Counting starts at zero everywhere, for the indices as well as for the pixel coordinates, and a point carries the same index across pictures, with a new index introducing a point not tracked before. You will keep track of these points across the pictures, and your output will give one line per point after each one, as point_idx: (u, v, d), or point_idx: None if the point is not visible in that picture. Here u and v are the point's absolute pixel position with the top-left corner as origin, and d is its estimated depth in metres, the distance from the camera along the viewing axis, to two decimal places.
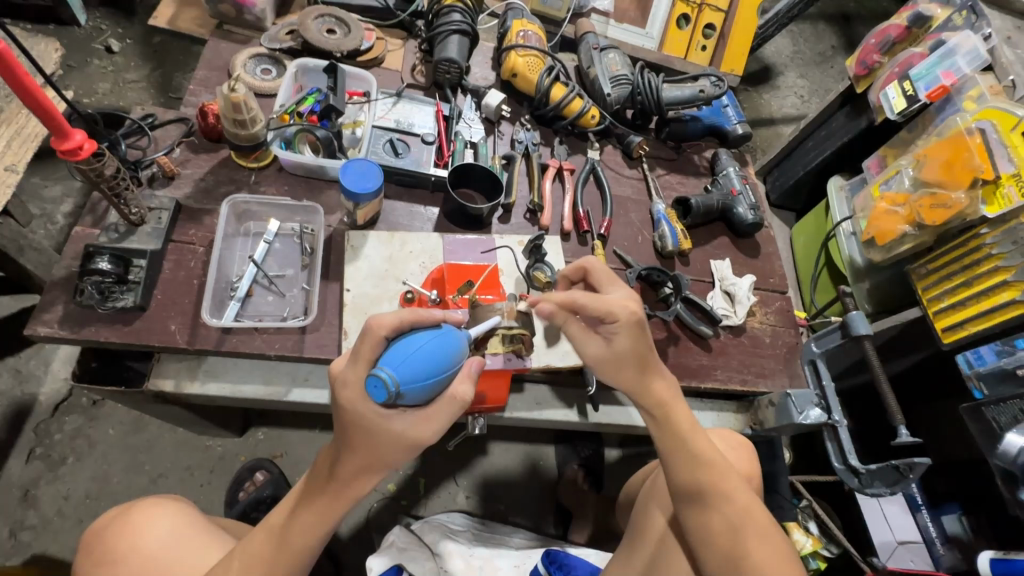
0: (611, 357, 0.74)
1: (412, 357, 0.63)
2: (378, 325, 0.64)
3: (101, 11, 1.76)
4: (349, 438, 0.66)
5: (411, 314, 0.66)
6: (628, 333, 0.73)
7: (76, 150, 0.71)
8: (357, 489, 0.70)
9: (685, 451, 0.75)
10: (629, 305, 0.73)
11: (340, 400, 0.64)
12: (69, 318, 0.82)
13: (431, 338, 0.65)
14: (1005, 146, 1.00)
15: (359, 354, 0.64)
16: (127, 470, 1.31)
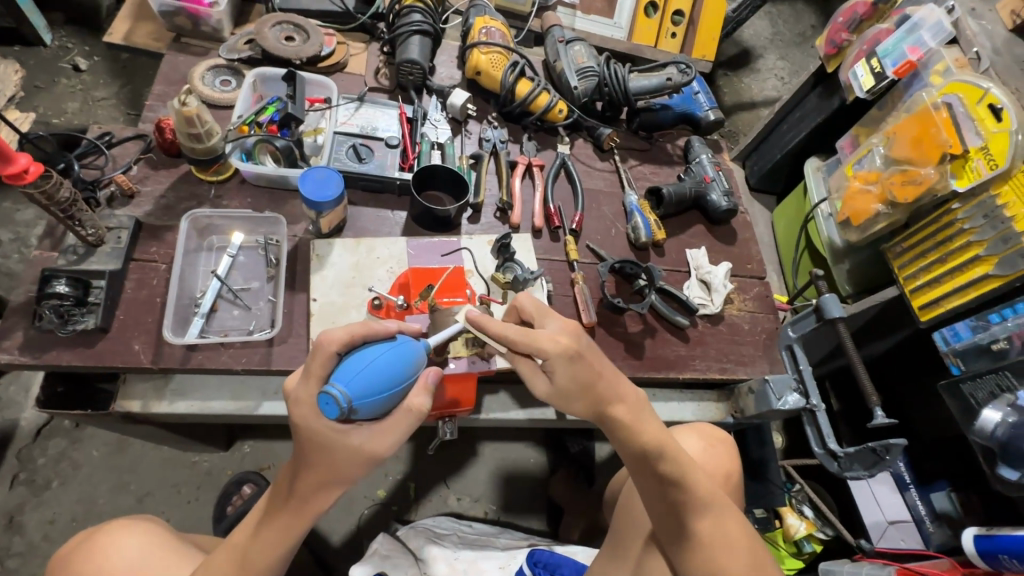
0: (556, 395, 0.69)
1: (365, 369, 0.66)
2: (328, 339, 0.66)
3: (67, 29, 1.74)
4: (308, 454, 0.67)
5: (362, 328, 0.69)
6: (560, 370, 0.67)
7: (20, 174, 0.69)
8: (319, 501, 0.70)
9: (651, 468, 0.71)
10: (558, 339, 0.67)
11: (291, 417, 0.66)
12: (30, 344, 0.81)
13: (384, 350, 0.68)
14: (972, 119, 0.98)
15: (311, 370, 0.66)
16: (113, 490, 1.30)
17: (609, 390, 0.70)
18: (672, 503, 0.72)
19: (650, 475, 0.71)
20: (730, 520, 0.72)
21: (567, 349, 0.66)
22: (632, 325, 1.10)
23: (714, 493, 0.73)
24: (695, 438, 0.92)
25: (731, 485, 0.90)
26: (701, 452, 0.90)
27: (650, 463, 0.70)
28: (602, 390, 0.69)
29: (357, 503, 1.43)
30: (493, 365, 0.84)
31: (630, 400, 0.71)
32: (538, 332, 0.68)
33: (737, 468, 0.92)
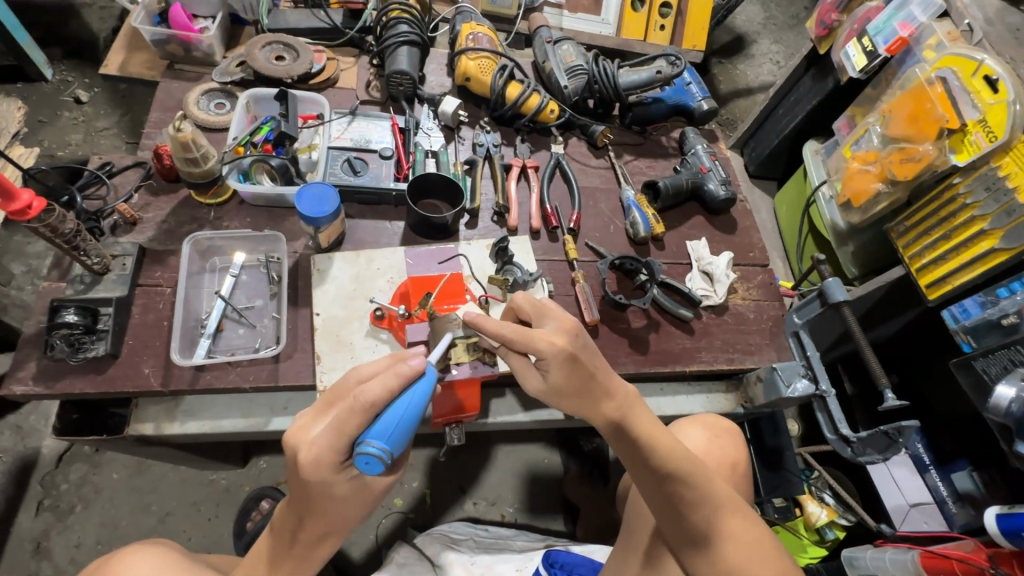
0: (549, 392, 0.71)
1: (408, 422, 0.62)
2: (362, 395, 0.61)
3: (67, 64, 1.78)
4: (314, 505, 0.65)
5: (389, 376, 0.63)
6: (559, 370, 0.68)
7: (24, 210, 0.71)
8: (321, 550, 0.71)
9: (645, 462, 0.68)
10: (554, 341, 0.69)
11: (305, 474, 0.62)
12: (43, 373, 0.83)
13: (424, 397, 0.64)
14: (967, 91, 0.97)
15: (339, 426, 0.62)
16: (135, 512, 1.33)
17: (600, 385, 0.69)
18: (670, 497, 0.68)
19: (643, 468, 0.69)
20: (734, 515, 0.68)
21: (564, 349, 0.67)
22: (635, 321, 1.09)
23: (715, 486, 0.69)
24: (700, 430, 0.90)
25: (738, 475, 0.89)
26: (707, 445, 0.88)
27: (642, 456, 0.68)
28: (594, 386, 0.69)
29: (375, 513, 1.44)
30: (493, 371, 0.83)
31: (620, 397, 0.71)
32: (534, 332, 0.69)
33: (742, 458, 0.90)
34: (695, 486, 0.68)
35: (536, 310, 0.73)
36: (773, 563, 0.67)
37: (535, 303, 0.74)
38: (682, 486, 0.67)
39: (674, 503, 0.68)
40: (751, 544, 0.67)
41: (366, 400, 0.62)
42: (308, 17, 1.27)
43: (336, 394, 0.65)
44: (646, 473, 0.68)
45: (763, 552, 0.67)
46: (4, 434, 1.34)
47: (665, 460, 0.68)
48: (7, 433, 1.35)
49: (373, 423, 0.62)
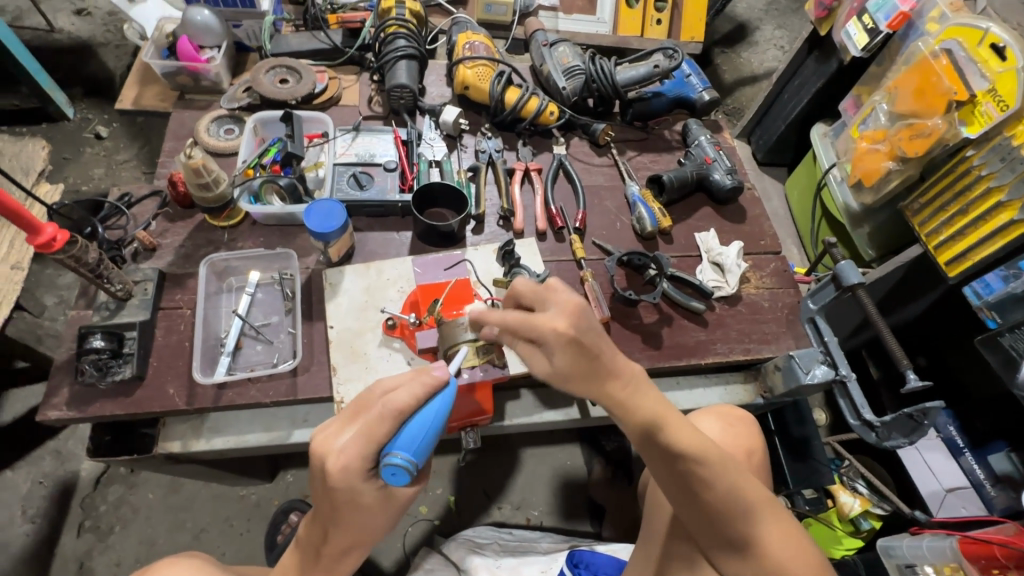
0: (556, 376, 0.70)
1: (432, 436, 0.61)
2: (390, 401, 0.60)
3: (87, 102, 1.86)
4: (338, 518, 0.63)
5: (423, 384, 0.62)
6: (564, 353, 0.68)
7: (49, 242, 0.75)
8: (348, 560, 0.69)
9: (655, 443, 0.68)
10: (557, 324, 0.68)
11: (333, 483, 0.59)
12: (75, 399, 0.86)
13: (446, 410, 0.63)
14: (975, 62, 0.95)
15: (367, 433, 0.60)
16: (171, 530, 1.37)
17: (608, 367, 0.69)
18: (684, 478, 0.67)
19: (658, 454, 0.68)
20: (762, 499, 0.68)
21: (566, 332, 0.67)
22: (647, 316, 1.09)
23: (734, 468, 0.68)
24: (714, 419, 0.89)
25: (754, 463, 0.86)
26: (722, 434, 0.87)
27: (656, 439, 0.68)
28: (602, 365, 0.69)
29: (401, 522, 1.45)
30: (503, 372, 0.85)
31: (627, 377, 0.71)
32: (538, 316, 0.70)
33: (758, 446, 0.88)
34: (710, 469, 0.67)
35: (537, 294, 0.74)
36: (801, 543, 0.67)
37: (536, 288, 0.74)
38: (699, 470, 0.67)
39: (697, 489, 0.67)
40: (777, 525, 0.67)
41: (393, 406, 0.60)
42: (309, 40, 1.31)
43: (361, 406, 0.62)
44: (662, 459, 0.68)
45: (791, 535, 0.67)
46: (45, 459, 1.40)
47: (683, 443, 0.67)
48: (47, 458, 1.40)
49: (398, 433, 0.61)
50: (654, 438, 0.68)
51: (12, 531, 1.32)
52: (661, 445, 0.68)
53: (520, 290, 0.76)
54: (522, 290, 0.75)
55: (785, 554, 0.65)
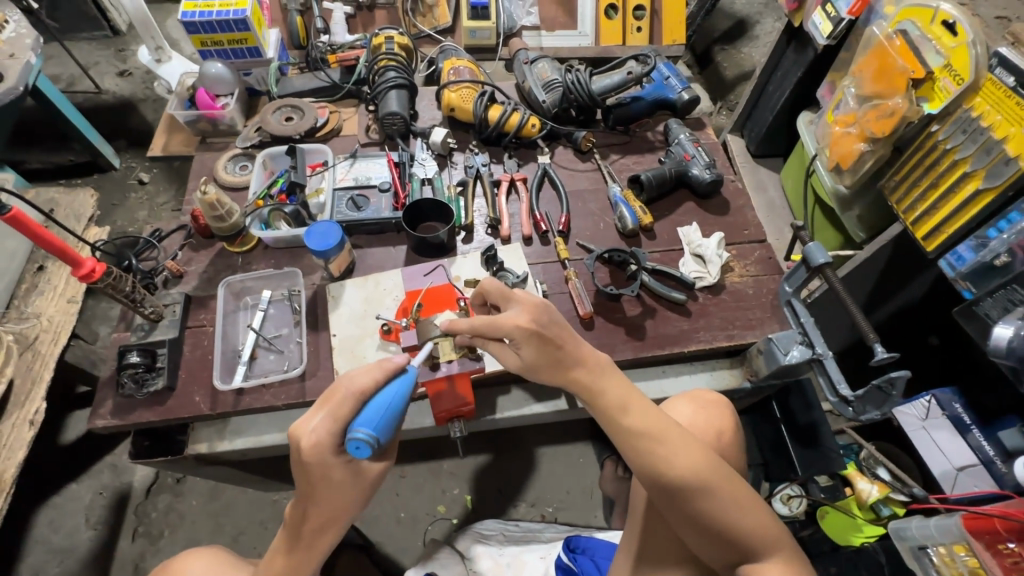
0: (525, 367, 0.81)
1: (390, 412, 0.73)
2: (353, 383, 0.73)
3: (131, 152, 2.07)
4: (315, 493, 0.71)
5: (382, 369, 0.76)
6: (528, 345, 0.79)
7: (89, 273, 0.88)
8: (326, 539, 0.75)
9: (620, 427, 0.75)
10: (518, 321, 0.78)
11: (307, 458, 0.70)
12: (117, 409, 0.99)
13: (402, 390, 0.75)
14: (929, 39, 0.97)
15: (334, 412, 0.72)
16: (213, 532, 1.49)
17: (571, 356, 0.78)
18: (647, 461, 0.72)
19: (619, 434, 0.75)
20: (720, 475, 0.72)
21: (527, 328, 0.77)
22: (631, 309, 1.14)
23: (696, 451, 0.73)
24: (687, 403, 0.96)
25: (724, 442, 0.93)
26: (693, 416, 0.94)
27: (616, 420, 0.75)
28: (566, 357, 0.78)
29: (421, 521, 1.52)
30: (480, 364, 0.96)
31: (591, 365, 0.79)
32: (501, 317, 0.80)
33: (731, 427, 0.94)
34: (671, 448, 0.72)
35: (502, 295, 0.83)
36: (756, 517, 0.71)
37: (502, 288, 0.84)
38: (655, 449, 0.72)
39: (655, 468, 0.72)
40: (734, 500, 0.71)
41: (355, 387, 0.73)
42: (311, 79, 1.45)
43: (327, 390, 0.74)
44: (621, 438, 0.74)
45: (753, 510, 0.72)
46: (104, 472, 1.55)
47: (641, 424, 0.74)
48: (105, 471, 1.56)
49: (360, 411, 0.73)
50: (618, 423, 0.75)
51: (77, 537, 1.48)
52: (621, 426, 0.75)
53: (489, 289, 0.85)
54: (490, 291, 0.85)
55: (748, 525, 0.70)
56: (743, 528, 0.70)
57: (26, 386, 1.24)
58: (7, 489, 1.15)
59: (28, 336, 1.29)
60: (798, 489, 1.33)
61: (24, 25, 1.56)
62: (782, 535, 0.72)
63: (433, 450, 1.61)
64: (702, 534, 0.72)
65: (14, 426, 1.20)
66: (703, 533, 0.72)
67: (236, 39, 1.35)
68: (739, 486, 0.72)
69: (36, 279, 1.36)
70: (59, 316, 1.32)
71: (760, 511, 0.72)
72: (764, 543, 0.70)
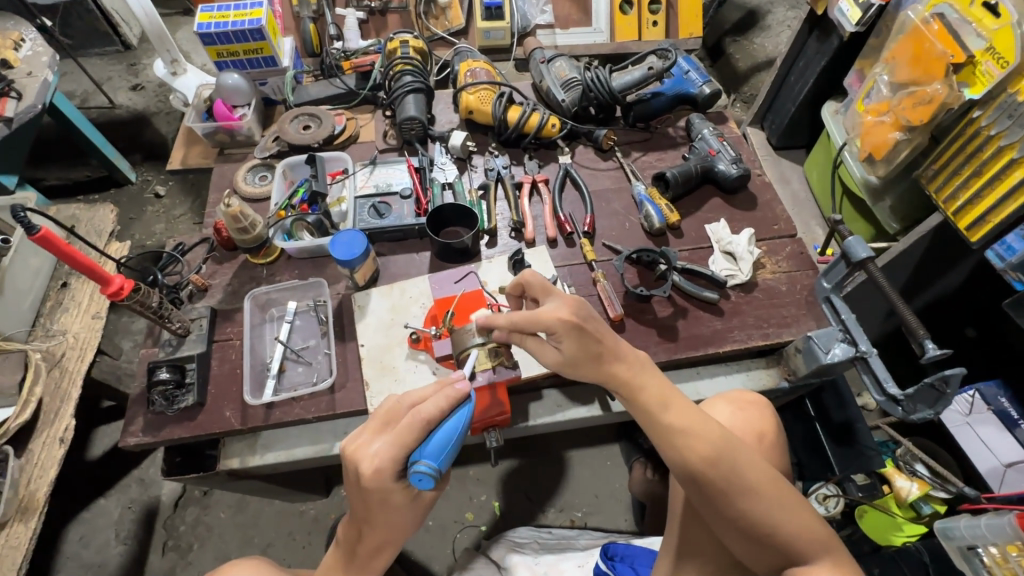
0: (565, 362, 0.80)
1: (453, 443, 0.71)
2: (418, 412, 0.70)
3: (146, 165, 2.08)
4: (372, 516, 0.73)
5: (449, 398, 0.72)
6: (568, 340, 0.78)
7: (118, 290, 0.87)
8: (377, 561, 0.79)
9: (658, 423, 0.73)
10: (560, 314, 0.78)
11: (367, 483, 0.70)
12: (148, 426, 0.98)
13: (466, 420, 0.73)
14: (969, 22, 0.95)
15: (398, 440, 0.70)
16: (242, 545, 1.49)
17: (611, 349, 0.77)
18: (682, 458, 0.70)
19: (657, 431, 0.73)
20: (762, 476, 0.68)
21: (569, 320, 0.77)
22: (661, 310, 1.11)
23: (735, 446, 0.70)
24: (725, 405, 0.93)
25: (766, 444, 0.90)
26: (732, 418, 0.91)
27: (655, 417, 0.73)
28: (607, 352, 0.77)
29: (449, 528, 1.50)
30: (516, 372, 0.96)
31: (631, 359, 0.78)
32: (542, 310, 0.80)
33: (772, 430, 0.91)
34: (709, 445, 0.69)
35: (544, 288, 0.84)
36: (803, 520, 0.66)
37: (543, 282, 0.84)
38: (696, 448, 0.69)
39: (696, 470, 0.69)
40: (779, 502, 0.67)
41: (420, 417, 0.70)
42: (326, 87, 1.44)
43: (392, 416, 0.72)
44: (659, 437, 0.72)
45: (797, 513, 0.67)
46: (131, 486, 1.55)
47: (681, 422, 0.72)
48: (133, 485, 1.56)
49: (424, 441, 0.71)
50: (654, 417, 0.73)
51: (107, 552, 1.48)
52: (660, 423, 0.73)
53: (530, 281, 0.86)
54: (532, 284, 0.85)
55: (791, 529, 0.65)
56: (790, 534, 0.65)
57: (55, 404, 1.24)
58: (39, 508, 1.15)
59: (56, 354, 1.29)
60: (834, 489, 1.27)
61: (40, 43, 1.57)
62: (834, 541, 0.66)
63: (458, 457, 1.59)
64: (745, 539, 0.68)
65: (45, 444, 1.20)
66: (745, 537, 0.68)
67: (252, 49, 1.35)
68: (782, 487, 0.68)
69: (60, 295, 1.36)
70: (84, 332, 1.32)
71: (807, 516, 0.67)
72: (813, 550, 0.65)
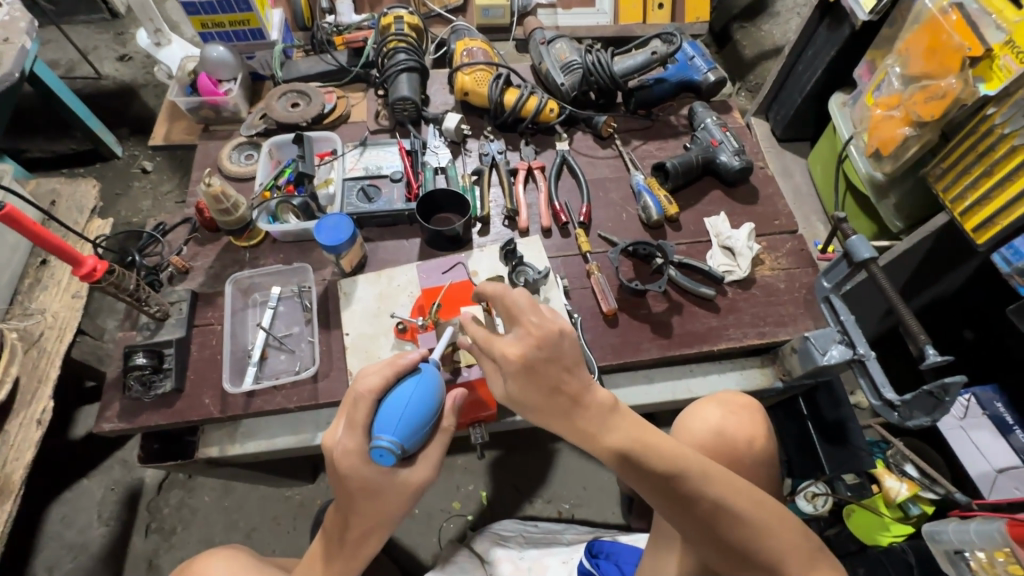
0: (512, 400, 0.72)
1: (406, 413, 0.70)
2: (363, 385, 0.71)
3: (134, 139, 2.01)
4: (356, 505, 0.72)
5: (391, 366, 0.73)
6: (516, 379, 0.71)
7: (91, 272, 0.83)
8: (366, 548, 0.77)
9: (641, 471, 0.68)
10: (510, 351, 0.70)
11: (341, 468, 0.70)
12: (124, 412, 0.95)
13: (417, 387, 0.72)
14: (989, 13, 0.92)
15: (352, 420, 0.70)
16: (226, 529, 1.48)
17: (571, 400, 0.70)
18: (673, 498, 0.67)
19: (635, 474, 0.69)
20: (724, 485, 0.68)
21: (513, 361, 0.69)
22: (656, 305, 1.08)
23: (721, 480, 0.68)
24: (716, 407, 0.92)
25: (757, 449, 0.90)
26: (722, 422, 0.90)
27: (598, 439, 0.69)
28: (564, 402, 0.70)
29: (436, 517, 1.49)
30: None
31: (595, 409, 0.70)
32: (497, 341, 0.72)
33: (761, 433, 0.91)
34: (694, 485, 0.67)
35: (511, 312, 0.73)
36: (769, 516, 0.67)
37: (509, 305, 0.74)
38: (648, 462, 0.68)
39: (659, 486, 0.68)
40: (772, 529, 0.67)
41: (367, 390, 0.71)
42: (317, 63, 1.39)
43: (346, 398, 0.73)
44: (639, 477, 0.68)
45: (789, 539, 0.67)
46: (115, 468, 1.53)
47: (625, 440, 0.69)
48: (116, 467, 1.53)
49: (377, 415, 0.71)
50: (632, 462, 0.68)
51: (90, 533, 1.47)
52: (604, 445, 0.69)
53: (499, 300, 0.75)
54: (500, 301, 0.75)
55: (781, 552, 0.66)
56: (754, 542, 0.66)
57: (33, 385, 1.21)
58: (16, 490, 1.13)
59: (33, 333, 1.25)
60: (823, 487, 1.24)
61: (18, 7, 1.49)
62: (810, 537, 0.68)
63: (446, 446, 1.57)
64: (718, 551, 0.68)
65: (22, 426, 1.17)
66: (721, 550, 0.67)
67: (238, 20, 1.29)
68: (750, 490, 0.68)
69: (39, 273, 1.32)
70: (64, 312, 1.29)
71: (795, 535, 0.67)
72: (785, 553, 0.66)
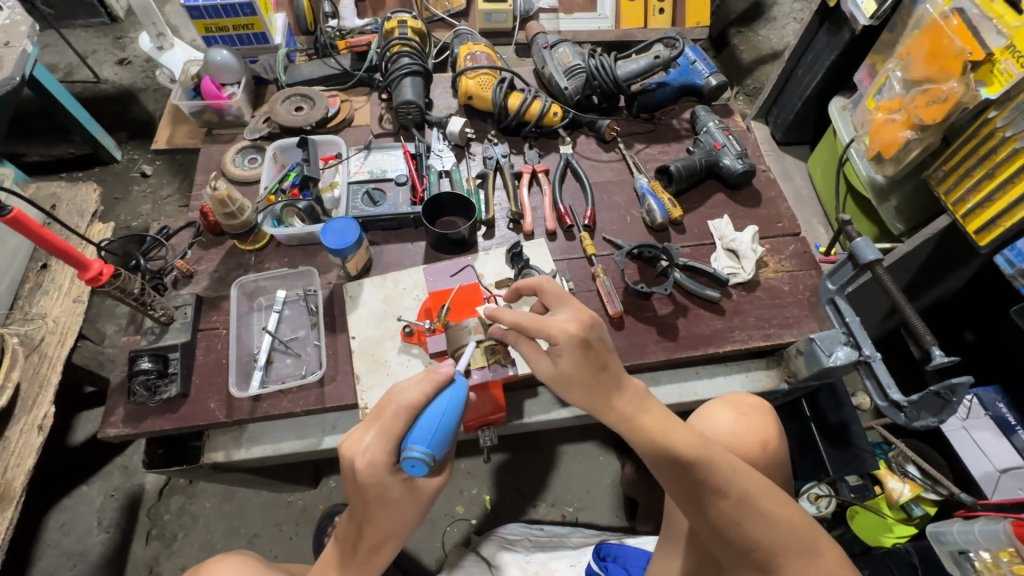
0: (560, 378, 0.73)
1: (443, 428, 0.69)
2: (401, 398, 0.69)
3: (133, 143, 2.00)
4: (370, 513, 0.72)
5: (429, 380, 0.71)
6: (570, 356, 0.72)
7: (97, 276, 0.82)
8: (381, 556, 0.77)
9: (666, 455, 0.70)
10: (568, 326, 0.72)
11: (363, 477, 0.69)
12: (129, 417, 0.95)
13: (455, 401, 0.71)
14: (990, 18, 0.93)
15: (386, 430, 0.69)
16: (227, 535, 1.47)
17: (611, 380, 0.73)
18: (694, 486, 0.68)
19: (656, 457, 0.71)
20: (744, 476, 0.68)
21: (576, 335, 0.70)
22: (661, 308, 1.09)
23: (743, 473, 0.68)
24: (727, 410, 0.92)
25: (769, 452, 0.90)
26: (733, 426, 0.90)
27: (632, 421, 0.72)
28: (606, 380, 0.72)
29: (439, 522, 1.49)
30: (511, 370, 0.93)
31: (632, 393, 0.73)
32: (550, 320, 0.73)
33: (773, 435, 0.91)
34: (716, 472, 0.68)
35: (557, 298, 0.79)
36: (793, 516, 0.66)
37: (560, 293, 0.79)
38: (674, 448, 0.69)
39: (679, 472, 0.69)
40: (790, 525, 0.66)
41: (405, 403, 0.69)
42: (320, 67, 1.39)
43: (379, 407, 0.71)
44: (661, 460, 0.70)
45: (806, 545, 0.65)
46: (115, 474, 1.52)
47: (654, 425, 0.71)
48: (116, 472, 1.52)
49: (413, 425, 0.69)
50: (657, 446, 0.70)
51: (89, 540, 1.45)
52: (636, 427, 0.71)
53: (544, 289, 0.81)
54: (547, 291, 0.80)
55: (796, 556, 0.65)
56: (774, 546, 0.65)
57: (34, 390, 1.20)
58: (17, 496, 1.11)
59: (34, 338, 1.24)
60: (826, 489, 1.23)
61: (19, 11, 1.49)
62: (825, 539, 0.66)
63: None
64: (731, 544, 0.68)
65: (23, 431, 1.16)
66: (732, 544, 0.68)
67: (242, 24, 1.31)
68: (769, 486, 0.68)
69: (40, 277, 1.31)
70: (64, 316, 1.28)
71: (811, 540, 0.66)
72: (800, 557, 0.65)
